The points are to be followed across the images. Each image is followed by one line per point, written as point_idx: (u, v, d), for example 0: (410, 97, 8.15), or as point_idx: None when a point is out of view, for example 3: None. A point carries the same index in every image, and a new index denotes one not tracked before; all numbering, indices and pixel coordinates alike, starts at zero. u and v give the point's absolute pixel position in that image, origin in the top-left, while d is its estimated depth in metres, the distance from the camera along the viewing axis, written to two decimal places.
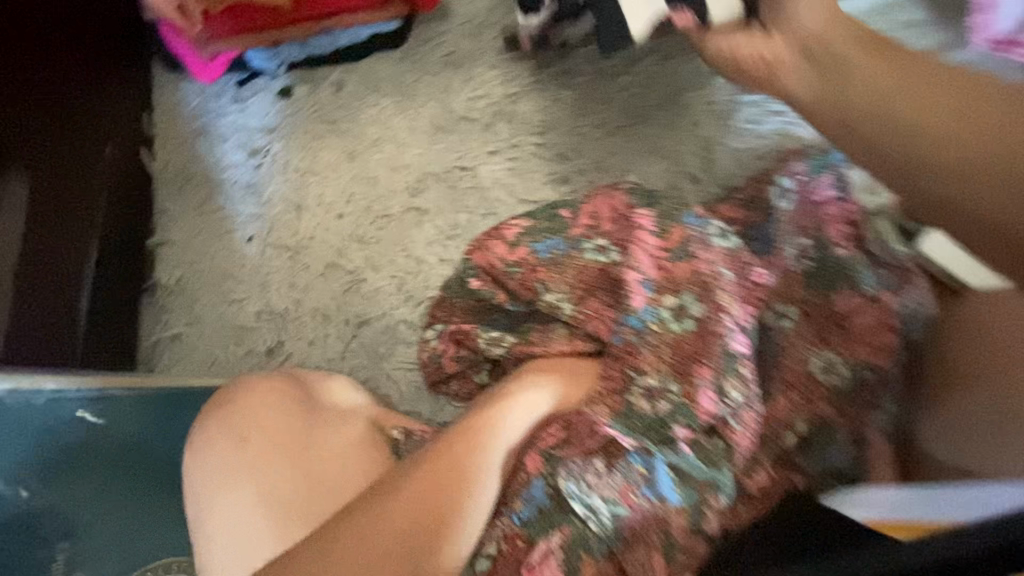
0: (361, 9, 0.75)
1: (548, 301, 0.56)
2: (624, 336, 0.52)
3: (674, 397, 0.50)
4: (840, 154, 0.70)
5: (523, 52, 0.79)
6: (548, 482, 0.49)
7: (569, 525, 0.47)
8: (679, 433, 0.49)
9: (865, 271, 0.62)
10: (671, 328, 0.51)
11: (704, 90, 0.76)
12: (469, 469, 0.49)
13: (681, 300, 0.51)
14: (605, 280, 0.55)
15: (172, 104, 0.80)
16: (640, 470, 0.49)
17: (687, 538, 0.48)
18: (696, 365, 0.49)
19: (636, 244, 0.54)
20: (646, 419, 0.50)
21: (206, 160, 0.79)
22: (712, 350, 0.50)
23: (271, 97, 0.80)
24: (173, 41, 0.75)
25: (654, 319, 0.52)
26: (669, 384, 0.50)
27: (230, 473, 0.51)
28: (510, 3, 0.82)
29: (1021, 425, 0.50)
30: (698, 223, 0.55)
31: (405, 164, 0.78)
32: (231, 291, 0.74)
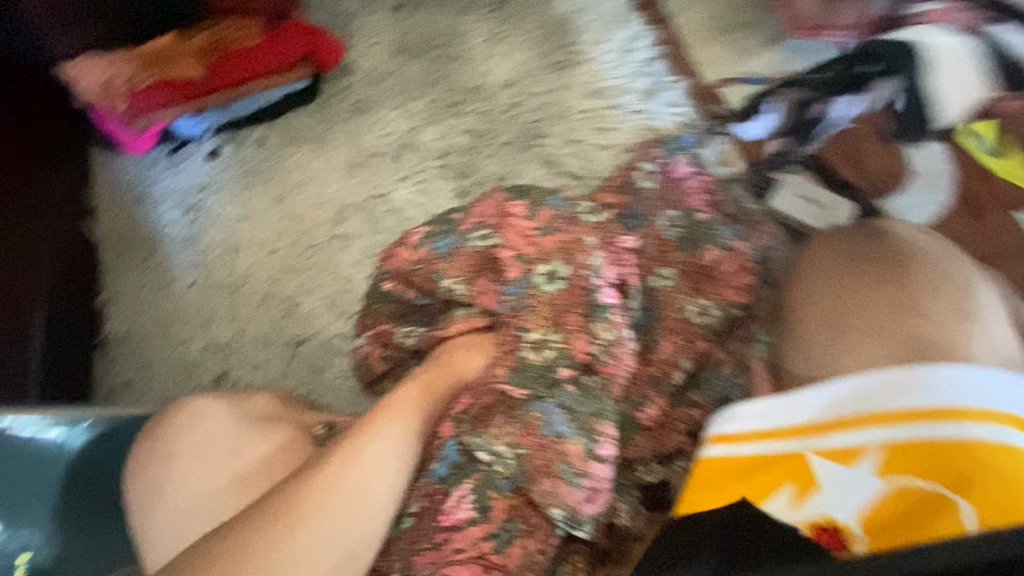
0: (271, 74, 0.85)
1: (446, 287, 0.65)
2: (509, 305, 0.61)
3: (554, 344, 0.59)
4: (690, 138, 0.84)
5: (421, 92, 0.92)
6: (459, 442, 0.57)
7: (478, 472, 0.56)
8: (563, 373, 0.58)
9: (723, 228, 0.75)
10: (545, 289, 0.61)
11: (576, 103, 0.89)
12: (390, 443, 0.54)
13: (551, 266, 0.61)
14: (488, 262, 0.64)
15: (112, 177, 0.89)
16: (538, 414, 0.57)
17: (586, 463, 0.56)
18: (568, 315, 0.60)
19: (509, 227, 0.63)
20: (536, 368, 0.58)
21: (145, 222, 0.87)
22: (580, 302, 0.60)
23: (201, 160, 0.90)
24: (106, 122, 0.84)
25: (530, 286, 0.61)
26: (549, 335, 0.59)
27: (171, 475, 0.57)
28: (405, 52, 0.94)
29: (847, 330, 0.60)
30: (564, 204, 0.64)
31: (326, 200, 0.87)
32: (178, 332, 0.81)
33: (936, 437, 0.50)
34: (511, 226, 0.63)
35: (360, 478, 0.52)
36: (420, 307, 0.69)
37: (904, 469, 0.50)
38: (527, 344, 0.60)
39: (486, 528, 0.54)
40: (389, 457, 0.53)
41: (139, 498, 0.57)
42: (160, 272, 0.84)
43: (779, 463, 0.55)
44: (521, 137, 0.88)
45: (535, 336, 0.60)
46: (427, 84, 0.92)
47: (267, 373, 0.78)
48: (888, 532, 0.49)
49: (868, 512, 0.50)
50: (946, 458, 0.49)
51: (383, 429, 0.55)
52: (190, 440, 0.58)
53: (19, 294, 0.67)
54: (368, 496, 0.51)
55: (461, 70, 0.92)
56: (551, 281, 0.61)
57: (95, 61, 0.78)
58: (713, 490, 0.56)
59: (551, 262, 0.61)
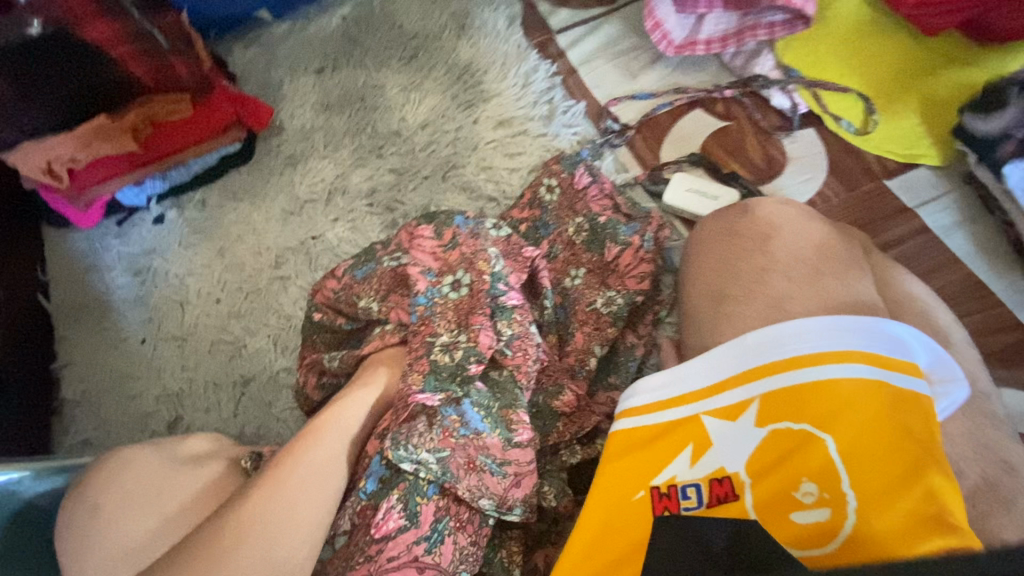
0: (203, 140, 0.94)
1: (362, 306, 0.71)
2: (419, 314, 0.67)
3: (464, 345, 0.65)
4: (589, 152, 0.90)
5: (346, 141, 1.00)
6: (382, 456, 0.60)
7: (403, 481, 0.60)
8: (473, 369, 0.64)
9: (622, 225, 0.82)
10: (452, 297, 0.68)
11: (487, 134, 0.98)
12: (322, 464, 0.58)
13: (455, 277, 0.68)
14: (399, 281, 0.70)
15: (62, 251, 0.95)
16: (455, 417, 0.62)
17: (505, 452, 0.63)
18: (473, 317, 0.66)
19: (417, 248, 0.70)
20: (448, 368, 0.64)
21: (96, 289, 0.93)
22: (482, 303, 0.67)
23: (147, 226, 0.96)
24: (53, 200, 0.90)
25: (439, 296, 0.68)
26: (458, 337, 0.65)
27: (96, 526, 0.56)
28: (329, 107, 1.02)
29: (729, 298, 0.63)
30: (468, 223, 0.72)
31: (266, 248, 0.94)
32: (132, 387, 0.85)
33: (805, 380, 0.51)
34: (417, 245, 0.70)
35: (294, 501, 0.55)
36: (350, 332, 0.75)
37: (781, 414, 0.51)
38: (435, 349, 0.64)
39: (417, 532, 0.59)
40: (320, 476, 0.58)
41: (74, 545, 0.55)
42: (111, 333, 0.89)
43: (679, 429, 0.54)
44: (439, 170, 0.97)
45: (443, 340, 0.65)
46: (351, 133, 1.00)
47: (218, 415, 0.82)
48: (772, 477, 0.48)
49: (754, 461, 0.50)
50: (817, 398, 0.50)
51: (314, 452, 0.59)
52: (123, 485, 0.57)
53: None
54: (298, 520, 0.55)
55: (381, 117, 1.01)
56: (456, 289, 0.68)
57: (37, 146, 0.83)
58: (610, 462, 0.55)
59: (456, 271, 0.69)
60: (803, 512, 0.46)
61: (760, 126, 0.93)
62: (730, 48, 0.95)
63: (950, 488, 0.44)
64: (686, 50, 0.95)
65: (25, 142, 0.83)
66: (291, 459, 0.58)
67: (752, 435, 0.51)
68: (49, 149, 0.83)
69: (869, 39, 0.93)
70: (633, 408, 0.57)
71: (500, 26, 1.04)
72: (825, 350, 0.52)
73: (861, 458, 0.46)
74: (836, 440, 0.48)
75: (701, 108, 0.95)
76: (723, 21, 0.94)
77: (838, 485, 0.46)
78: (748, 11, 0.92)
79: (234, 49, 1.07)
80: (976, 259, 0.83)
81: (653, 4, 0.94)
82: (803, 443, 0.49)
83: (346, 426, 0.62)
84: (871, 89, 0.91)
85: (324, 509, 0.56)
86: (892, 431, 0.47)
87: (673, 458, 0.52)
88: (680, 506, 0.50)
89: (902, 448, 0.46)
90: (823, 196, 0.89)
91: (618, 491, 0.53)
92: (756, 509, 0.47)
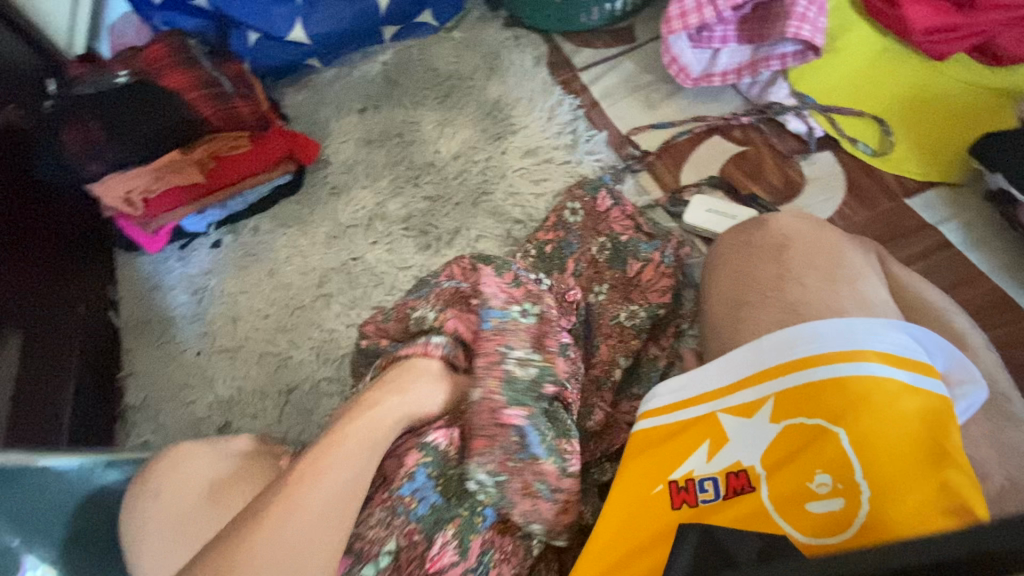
0: (259, 173, 1.03)
1: (417, 315, 0.74)
2: (492, 324, 0.67)
3: (536, 363, 0.65)
4: (609, 177, 0.95)
5: (385, 171, 1.09)
6: (430, 468, 0.61)
7: (458, 517, 0.60)
8: (549, 389, 0.65)
9: (643, 243, 0.86)
10: (523, 321, 0.68)
11: (515, 163, 1.05)
12: (343, 480, 0.56)
13: (524, 306, 0.70)
14: (458, 298, 0.74)
15: (131, 273, 1.05)
16: (517, 439, 0.60)
17: (563, 480, 0.61)
18: (545, 340, 0.68)
19: (483, 275, 0.72)
20: (523, 384, 0.64)
21: (160, 306, 1.02)
22: (552, 339, 0.68)
23: (207, 250, 1.06)
24: (127, 227, 1.01)
25: (511, 318, 0.68)
26: (531, 354, 0.66)
27: (147, 522, 0.56)
28: (371, 142, 1.12)
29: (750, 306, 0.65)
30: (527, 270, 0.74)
31: (311, 268, 1.01)
32: (186, 395, 0.93)
33: (819, 377, 0.52)
34: (482, 277, 0.72)
35: (312, 521, 0.54)
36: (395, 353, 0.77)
37: (796, 410, 0.52)
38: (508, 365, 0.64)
39: (465, 565, 0.59)
40: (343, 495, 0.56)
41: (128, 534, 0.56)
42: (170, 346, 0.98)
43: (695, 425, 0.56)
44: (470, 197, 1.03)
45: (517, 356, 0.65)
46: (390, 165, 1.09)
47: (263, 421, 0.88)
48: (786, 469, 0.50)
49: (769, 454, 0.51)
50: (831, 394, 0.51)
51: (337, 468, 0.57)
52: (175, 478, 0.59)
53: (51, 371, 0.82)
54: (318, 533, 0.53)
55: (418, 150, 1.10)
56: (526, 315, 0.69)
57: (121, 176, 0.94)
58: (631, 458, 0.57)
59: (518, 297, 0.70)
60: (817, 502, 0.48)
61: (775, 148, 0.97)
62: (746, 78, 1.00)
63: (963, 479, 0.46)
64: (703, 82, 1.00)
65: (111, 173, 0.93)
66: (315, 473, 0.56)
67: (768, 430, 0.53)
68: (131, 179, 0.94)
69: (880, 67, 0.96)
70: (655, 407, 0.60)
71: (527, 66, 1.12)
72: (839, 349, 0.53)
73: (873, 450, 0.48)
74: (849, 433, 0.49)
75: (718, 134, 0.99)
76: (738, 54, 1.00)
77: (851, 476, 0.47)
78: (761, 44, 0.97)
79: (288, 94, 1.19)
80: (1000, 277, 0.83)
81: (670, 41, 0.98)
82: (817, 436, 0.50)
83: (375, 438, 0.60)
84: (886, 114, 0.94)
85: (345, 524, 0.55)
86: (904, 424, 0.48)
87: (691, 453, 0.54)
88: (697, 499, 0.52)
89: (911, 440, 0.47)
90: (843, 215, 0.91)
91: (638, 485, 0.55)
92: (770, 500, 0.49)
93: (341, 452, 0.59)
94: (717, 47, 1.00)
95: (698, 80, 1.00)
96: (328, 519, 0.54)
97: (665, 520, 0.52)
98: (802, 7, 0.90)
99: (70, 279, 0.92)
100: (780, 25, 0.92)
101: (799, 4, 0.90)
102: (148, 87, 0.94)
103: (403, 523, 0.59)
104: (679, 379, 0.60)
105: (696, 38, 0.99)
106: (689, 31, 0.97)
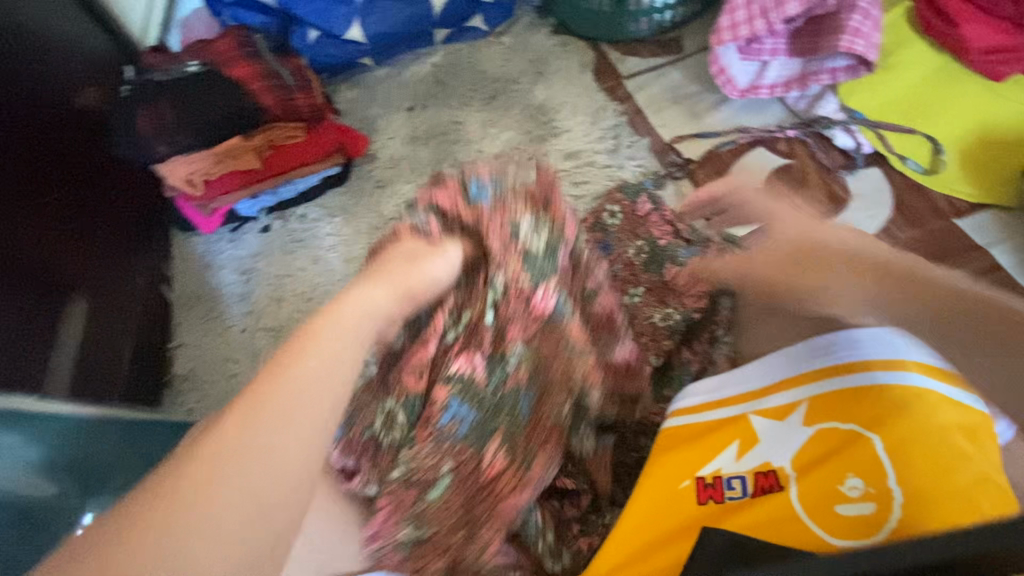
0: (310, 162, 1.07)
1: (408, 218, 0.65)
2: (484, 202, 0.63)
3: (535, 229, 0.63)
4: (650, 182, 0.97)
5: (430, 167, 1.12)
6: (462, 388, 0.59)
7: (499, 429, 0.60)
8: (560, 252, 0.65)
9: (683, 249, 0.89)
10: (507, 185, 0.64)
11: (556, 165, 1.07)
12: (322, 365, 0.47)
13: (507, 176, 0.65)
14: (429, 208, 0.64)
15: (184, 251, 1.10)
16: (556, 318, 0.63)
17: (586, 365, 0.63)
18: (541, 208, 0.64)
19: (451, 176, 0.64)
20: (535, 259, 0.62)
21: (209, 285, 1.07)
22: (545, 199, 0.64)
23: (256, 233, 1.11)
24: (186, 208, 1.07)
25: (499, 185, 0.64)
26: (530, 222, 0.63)
27: None
28: (417, 139, 1.16)
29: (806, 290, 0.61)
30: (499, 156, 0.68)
31: (354, 257, 1.06)
32: (231, 368, 0.98)
33: (854, 385, 0.54)
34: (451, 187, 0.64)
35: (282, 413, 0.43)
36: None
37: (830, 415, 0.54)
38: (521, 231, 0.62)
39: (519, 466, 0.60)
40: (319, 383, 0.46)
41: None
42: (218, 322, 1.03)
43: (729, 425, 0.57)
44: None
45: (526, 229, 0.62)
46: (435, 162, 1.13)
47: None
48: (816, 472, 0.51)
49: (799, 457, 0.53)
50: (865, 402, 0.53)
51: (313, 353, 0.47)
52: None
53: (111, 335, 0.89)
54: (291, 431, 0.43)
55: (462, 149, 1.13)
56: (514, 179, 0.65)
57: (184, 160, 0.99)
58: (659, 453, 0.57)
59: (508, 168, 0.66)
60: (847, 505, 0.49)
61: (818, 162, 0.96)
62: (793, 92, 1.00)
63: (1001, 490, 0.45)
64: (749, 93, 1.01)
65: (176, 156, 0.98)
66: (276, 371, 0.46)
67: (799, 434, 0.54)
68: (193, 162, 0.99)
69: (935, 86, 0.95)
70: (689, 405, 0.59)
71: (573, 72, 1.14)
72: (880, 359, 0.54)
73: (908, 457, 0.49)
74: (884, 439, 0.50)
75: (762, 146, 0.99)
76: (787, 67, 1.00)
77: (884, 481, 0.48)
78: (812, 58, 0.97)
79: (341, 90, 1.24)
80: None
81: (718, 52, 0.99)
82: (850, 441, 0.51)
83: (350, 325, 0.51)
84: (939, 134, 0.92)
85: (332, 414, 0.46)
86: (941, 436, 0.49)
87: (721, 451, 0.55)
88: (724, 496, 0.54)
89: (950, 451, 0.48)
90: (888, 233, 0.90)
91: (664, 479, 0.55)
92: (800, 500, 0.50)
93: (316, 340, 0.48)
94: (766, 60, 1.00)
95: (744, 92, 1.01)
96: (302, 415, 0.44)
97: (690, 514, 0.53)
98: (856, 23, 0.90)
99: (131, 254, 0.99)
100: (831, 39, 0.93)
101: (854, 19, 0.91)
102: (217, 77, 0.99)
103: (452, 447, 0.59)
104: (716, 378, 0.60)
105: (745, 50, 0.99)
106: (739, 43, 0.98)
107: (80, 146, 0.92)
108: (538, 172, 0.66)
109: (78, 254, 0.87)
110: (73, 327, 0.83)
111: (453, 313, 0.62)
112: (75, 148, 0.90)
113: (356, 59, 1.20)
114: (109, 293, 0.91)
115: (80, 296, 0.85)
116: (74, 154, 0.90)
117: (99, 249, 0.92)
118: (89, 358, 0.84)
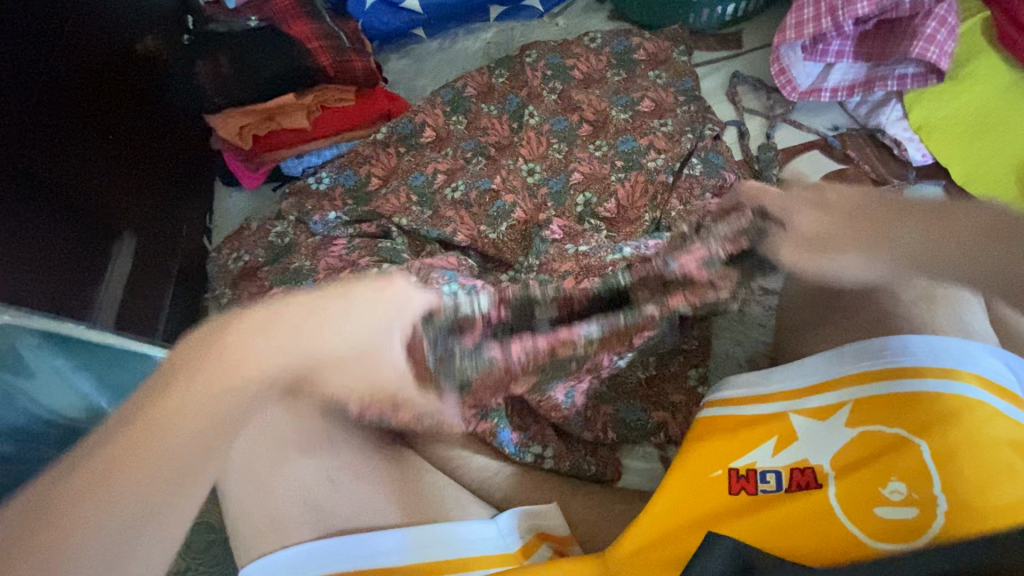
0: (359, 127, 1.07)
1: (446, 195, 0.96)
2: (409, 182, 0.98)
3: (390, 182, 0.99)
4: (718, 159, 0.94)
5: (461, 197, 0.95)
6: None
7: (419, 141, 1.02)
8: (374, 186, 1.00)
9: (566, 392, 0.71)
10: (421, 209, 0.96)
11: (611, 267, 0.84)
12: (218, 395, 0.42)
13: (421, 203, 0.96)
14: (414, 233, 0.93)
15: (225, 209, 1.10)
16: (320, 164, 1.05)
17: (405, 153, 1.01)
18: (376, 186, 1.00)
19: (422, 165, 0.99)
20: (346, 167, 1.01)
21: (229, 223, 1.08)
22: (400, 194, 0.97)
23: (272, 187, 1.10)
24: (230, 160, 1.05)
25: (416, 216, 0.94)
26: (338, 161, 1.02)
27: None
28: (389, 142, 1.02)
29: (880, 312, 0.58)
30: (424, 179, 0.98)
31: None
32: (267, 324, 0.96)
33: (906, 390, 0.51)
34: (397, 192, 0.97)
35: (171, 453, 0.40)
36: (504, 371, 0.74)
37: (877, 417, 0.52)
38: (421, 205, 0.96)
39: (326, 29, 1.04)
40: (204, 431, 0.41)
41: None
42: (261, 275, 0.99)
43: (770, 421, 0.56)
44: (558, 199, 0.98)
45: (394, 187, 0.98)
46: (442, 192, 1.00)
47: None
48: (857, 472, 0.49)
49: (841, 457, 0.51)
50: (916, 408, 0.50)
51: (190, 397, 0.41)
52: None
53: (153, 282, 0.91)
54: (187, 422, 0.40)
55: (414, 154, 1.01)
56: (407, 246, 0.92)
57: (237, 111, 1.00)
58: (693, 444, 0.57)
59: (412, 210, 0.96)
60: (887, 508, 0.47)
61: (870, 176, 0.95)
62: (857, 96, 0.98)
63: None
64: (809, 97, 1.00)
65: (230, 106, 1.00)
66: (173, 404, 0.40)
67: (842, 436, 0.52)
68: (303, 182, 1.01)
69: (1011, 102, 0.90)
70: (721, 398, 0.60)
71: None
72: (932, 365, 0.52)
73: (955, 468, 0.46)
74: (932, 447, 0.48)
75: (816, 149, 0.98)
76: (852, 72, 0.99)
77: (927, 488, 0.46)
78: (881, 62, 0.95)
79: (390, 59, 1.22)
80: None
81: (781, 52, 0.98)
82: (895, 446, 0.49)
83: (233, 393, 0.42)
84: (1001, 156, 0.88)
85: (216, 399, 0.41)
86: (990, 449, 0.47)
87: (758, 446, 0.54)
88: (758, 489, 0.52)
89: (998, 465, 0.46)
90: None
91: (699, 468, 0.55)
92: (838, 501, 0.49)
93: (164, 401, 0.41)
94: (831, 62, 0.99)
95: (804, 95, 1.00)
96: (179, 398, 0.41)
97: (721, 503, 0.53)
98: (932, 29, 0.88)
99: (178, 200, 1.00)
100: (905, 44, 0.90)
101: (930, 26, 0.88)
102: (275, 32, 1.01)
103: (388, 153, 1.01)
104: (740, 380, 0.60)
105: (810, 49, 0.97)
106: (805, 41, 0.97)
107: (135, 90, 0.93)
108: (402, 192, 0.97)
109: (112, 203, 0.86)
110: (121, 265, 0.86)
111: (359, 165, 1.01)
112: (127, 90, 0.91)
113: (409, 29, 1.19)
114: (154, 240, 0.93)
115: (127, 236, 0.88)
116: (128, 98, 0.91)
117: (135, 200, 0.91)
118: (137, 297, 0.87)
